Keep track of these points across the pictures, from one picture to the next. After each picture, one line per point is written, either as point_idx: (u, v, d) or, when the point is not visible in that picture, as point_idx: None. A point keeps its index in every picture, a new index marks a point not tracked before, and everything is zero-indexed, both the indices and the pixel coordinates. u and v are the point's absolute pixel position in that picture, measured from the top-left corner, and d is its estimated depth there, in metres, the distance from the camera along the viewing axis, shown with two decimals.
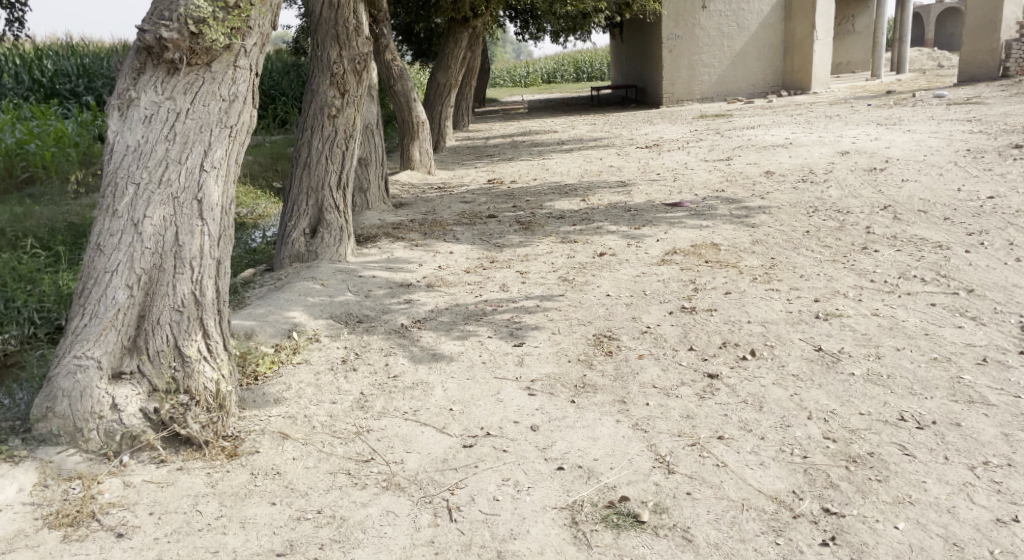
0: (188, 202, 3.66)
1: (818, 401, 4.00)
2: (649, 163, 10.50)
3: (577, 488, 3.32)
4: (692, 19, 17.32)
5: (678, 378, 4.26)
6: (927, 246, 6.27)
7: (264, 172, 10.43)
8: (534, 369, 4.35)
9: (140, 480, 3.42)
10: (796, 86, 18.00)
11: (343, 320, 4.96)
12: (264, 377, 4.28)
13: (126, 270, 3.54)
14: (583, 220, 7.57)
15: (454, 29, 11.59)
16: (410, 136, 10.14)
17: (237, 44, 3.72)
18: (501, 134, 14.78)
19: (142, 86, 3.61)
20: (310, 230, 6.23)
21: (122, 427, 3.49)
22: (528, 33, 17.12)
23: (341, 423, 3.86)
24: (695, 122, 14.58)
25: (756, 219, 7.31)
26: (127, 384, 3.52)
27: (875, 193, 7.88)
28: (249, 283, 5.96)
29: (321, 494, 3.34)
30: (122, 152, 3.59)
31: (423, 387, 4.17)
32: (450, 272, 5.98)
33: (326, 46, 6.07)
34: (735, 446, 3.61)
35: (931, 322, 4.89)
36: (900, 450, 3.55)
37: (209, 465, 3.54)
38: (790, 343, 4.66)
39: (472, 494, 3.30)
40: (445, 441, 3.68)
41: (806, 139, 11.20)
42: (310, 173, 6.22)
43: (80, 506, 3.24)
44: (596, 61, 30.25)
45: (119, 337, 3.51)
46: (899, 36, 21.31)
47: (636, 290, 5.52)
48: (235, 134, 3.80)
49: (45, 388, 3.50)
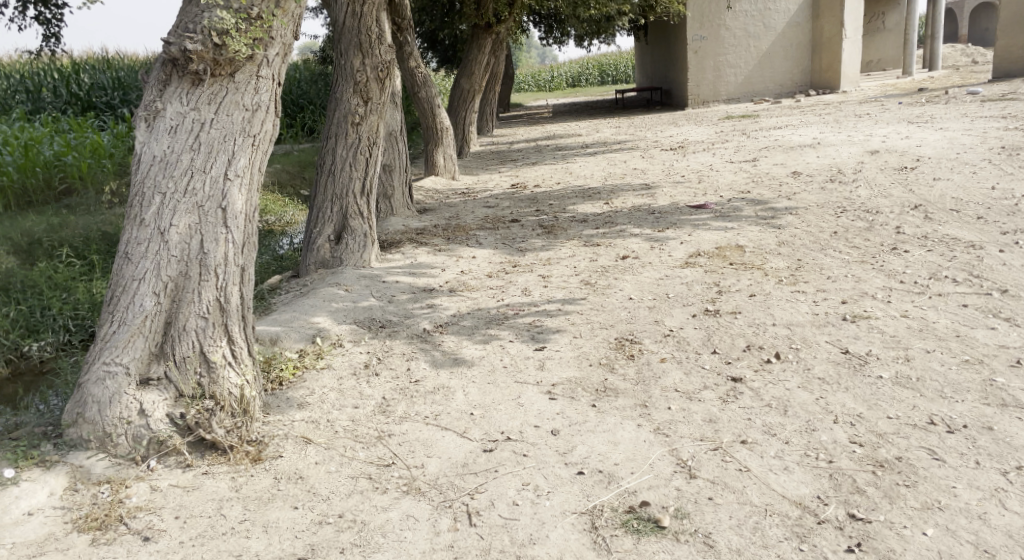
0: (213, 211, 3.71)
1: (845, 405, 3.95)
2: (674, 165, 10.46)
3: (597, 493, 3.32)
4: (717, 20, 17.23)
5: (701, 382, 4.24)
6: (959, 246, 6.17)
7: (291, 180, 10.55)
8: (555, 373, 4.35)
9: (166, 484, 3.47)
10: (825, 85, 17.81)
11: (366, 324, 4.99)
12: (288, 382, 4.32)
13: (153, 278, 3.60)
14: (607, 223, 7.55)
15: (478, 35, 11.65)
16: (434, 141, 10.20)
17: (260, 55, 3.78)
18: (526, 138, 14.80)
19: (168, 97, 3.68)
20: (335, 237, 6.29)
21: (149, 432, 3.55)
22: (552, 37, 17.15)
23: (363, 428, 3.89)
24: (722, 123, 14.49)
25: (782, 220, 7.25)
26: (154, 390, 3.58)
27: (905, 193, 7.77)
28: (275, 290, 6.02)
29: (342, 499, 3.37)
30: (149, 162, 3.65)
31: (444, 392, 4.19)
32: (473, 276, 6.00)
33: (349, 54, 6.14)
34: (758, 451, 3.59)
35: (962, 323, 4.82)
36: (929, 455, 3.50)
37: (234, 470, 3.58)
38: (816, 346, 4.62)
39: (492, 498, 3.31)
40: (466, 445, 3.69)
41: (834, 139, 11.08)
42: (334, 181, 6.27)
43: (109, 510, 3.30)
44: (621, 63, 30.23)
45: (147, 344, 3.58)
46: (932, 33, 20.98)
47: (659, 293, 5.50)
48: (259, 143, 3.85)
49: (76, 395, 3.58)
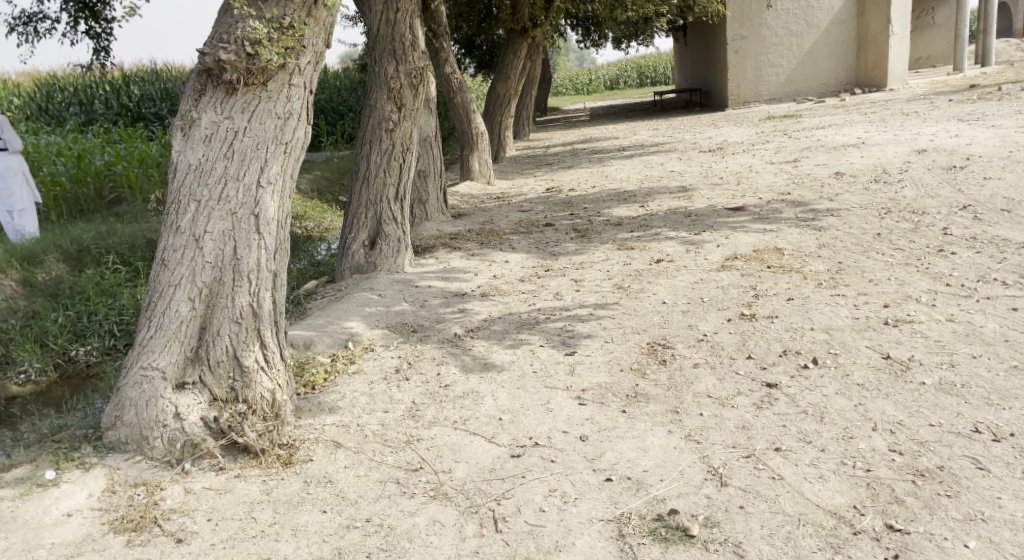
0: (246, 217, 3.76)
1: (884, 412, 3.86)
2: (712, 167, 10.35)
3: (626, 500, 3.29)
4: (758, 19, 17.04)
5: (735, 388, 4.18)
6: (1010, 247, 6.00)
7: (330, 186, 10.66)
8: (586, 379, 4.33)
9: (200, 487, 3.51)
10: (871, 83, 17.48)
11: (398, 329, 5.03)
12: (320, 387, 4.37)
13: (188, 283, 3.67)
14: (643, 227, 7.49)
15: (514, 40, 11.67)
16: (470, 146, 10.24)
17: (292, 63, 3.83)
18: (563, 142, 14.79)
19: (203, 106, 3.74)
20: (369, 242, 6.34)
21: (184, 435, 3.60)
22: (590, 40, 17.15)
23: (393, 432, 3.91)
24: (762, 124, 14.31)
25: (823, 222, 7.12)
26: (190, 394, 3.64)
27: (953, 193, 7.58)
28: (310, 295, 6.09)
29: (370, 503, 3.39)
30: (185, 170, 3.72)
31: (474, 397, 4.19)
32: (506, 281, 6.00)
33: (384, 62, 6.20)
34: (792, 458, 3.52)
35: (1011, 328, 4.67)
36: (973, 464, 3.40)
37: (266, 473, 3.62)
38: (856, 351, 4.52)
39: (519, 504, 3.30)
40: (494, 451, 3.69)
41: (879, 138, 10.86)
42: (369, 187, 6.33)
43: (144, 512, 3.35)
44: (660, 66, 30.00)
45: (182, 348, 3.64)
46: (984, 28, 20.46)
47: (694, 297, 5.44)
48: (291, 150, 3.89)
49: (114, 398, 3.66)
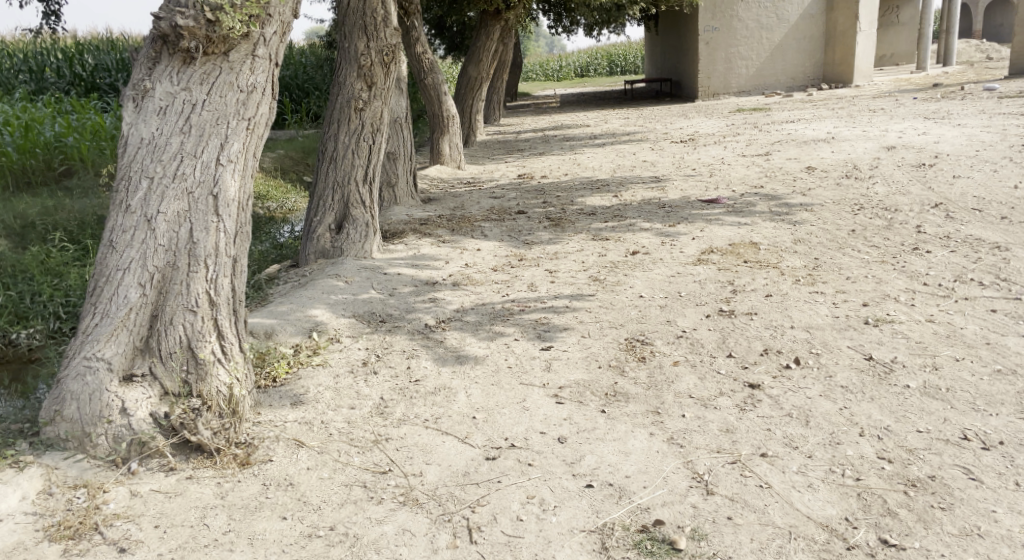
0: (204, 198, 3.48)
1: (871, 416, 3.73)
2: (684, 158, 10.21)
3: (607, 509, 3.10)
4: (730, 10, 16.86)
5: (716, 388, 4.01)
6: (984, 247, 5.93)
7: (294, 166, 10.31)
8: (563, 376, 4.13)
9: (147, 490, 3.25)
10: (838, 79, 17.52)
11: (366, 319, 4.78)
12: (282, 380, 4.11)
13: (139, 268, 3.38)
14: (616, 217, 7.32)
15: (486, 22, 11.39)
16: (440, 130, 9.97)
17: (257, 33, 3.55)
18: (533, 128, 14.55)
19: (157, 76, 3.45)
20: (336, 226, 6.07)
21: (131, 433, 3.32)
22: (562, 26, 16.90)
23: (359, 431, 3.68)
24: (732, 116, 14.22)
25: (797, 217, 7.01)
26: (138, 387, 3.36)
27: (924, 190, 7.53)
28: (273, 280, 5.79)
29: (334, 509, 3.16)
30: (137, 144, 3.43)
31: (446, 393, 3.97)
32: (477, 270, 5.77)
33: (354, 37, 5.92)
34: (779, 465, 3.36)
35: (992, 330, 4.58)
36: (965, 475, 3.27)
37: (220, 475, 3.36)
38: (838, 351, 4.39)
39: (495, 512, 3.10)
40: (468, 453, 3.48)
41: (849, 134, 10.81)
42: (336, 168, 6.06)
43: (84, 518, 3.08)
44: (629, 54, 29.84)
45: (131, 338, 3.36)
46: (946, 28, 20.69)
47: (672, 292, 5.27)
48: (254, 126, 3.62)
49: (54, 390, 3.36)
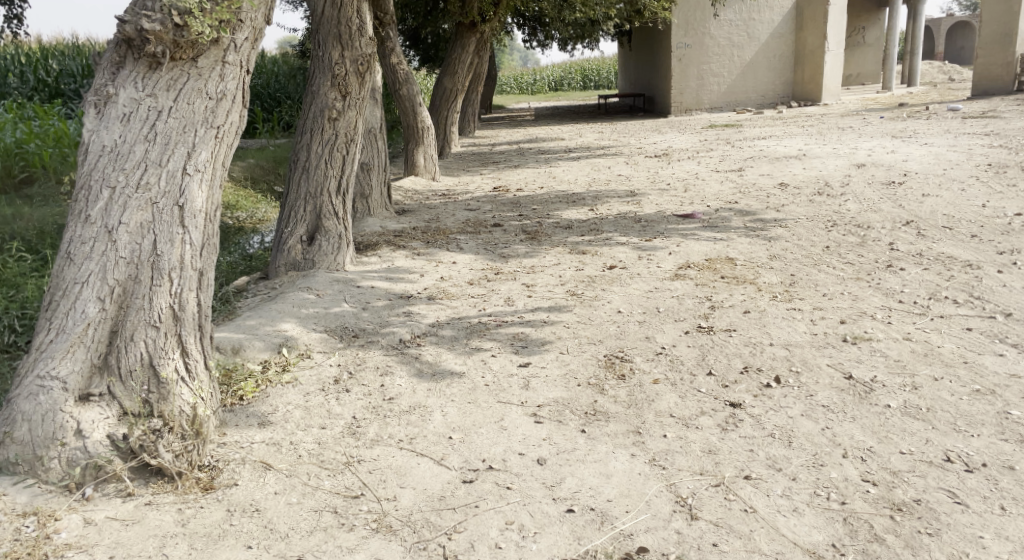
0: (169, 209, 3.34)
1: (853, 437, 3.66)
2: (659, 173, 10.18)
3: (589, 535, 3.00)
4: (702, 28, 16.99)
5: (697, 407, 3.93)
6: (956, 265, 5.93)
7: (264, 176, 10.12)
8: (541, 393, 4.02)
9: (103, 517, 3.08)
10: (807, 97, 17.69)
11: (338, 334, 4.64)
12: (249, 397, 3.95)
13: (98, 281, 3.21)
14: (592, 230, 7.24)
15: (462, 34, 11.29)
16: (415, 141, 9.86)
17: (227, 38, 3.42)
18: (507, 140, 14.49)
19: (121, 81, 3.30)
20: (307, 237, 5.91)
21: (86, 456, 3.15)
22: (536, 40, 16.92)
23: (330, 453, 3.54)
24: (704, 131, 14.26)
25: (772, 233, 6.98)
26: (95, 407, 3.19)
27: (895, 207, 7.55)
28: (242, 292, 5.61)
29: (303, 537, 3.01)
30: (98, 152, 3.27)
31: (421, 412, 3.85)
32: (452, 283, 5.65)
33: (328, 46, 5.78)
34: (763, 488, 3.28)
35: (968, 348, 4.56)
36: (950, 498, 3.21)
37: (182, 500, 3.20)
38: (817, 369, 4.32)
39: (472, 539, 2.98)
40: (443, 475, 3.36)
41: (819, 151, 10.87)
42: (308, 178, 5.92)
43: (33, 548, 2.90)
44: (603, 70, 29.93)
45: (89, 355, 3.19)
46: (911, 49, 21.04)
47: (650, 307, 5.19)
48: (223, 135, 3.49)
49: (3, 411, 3.16)
